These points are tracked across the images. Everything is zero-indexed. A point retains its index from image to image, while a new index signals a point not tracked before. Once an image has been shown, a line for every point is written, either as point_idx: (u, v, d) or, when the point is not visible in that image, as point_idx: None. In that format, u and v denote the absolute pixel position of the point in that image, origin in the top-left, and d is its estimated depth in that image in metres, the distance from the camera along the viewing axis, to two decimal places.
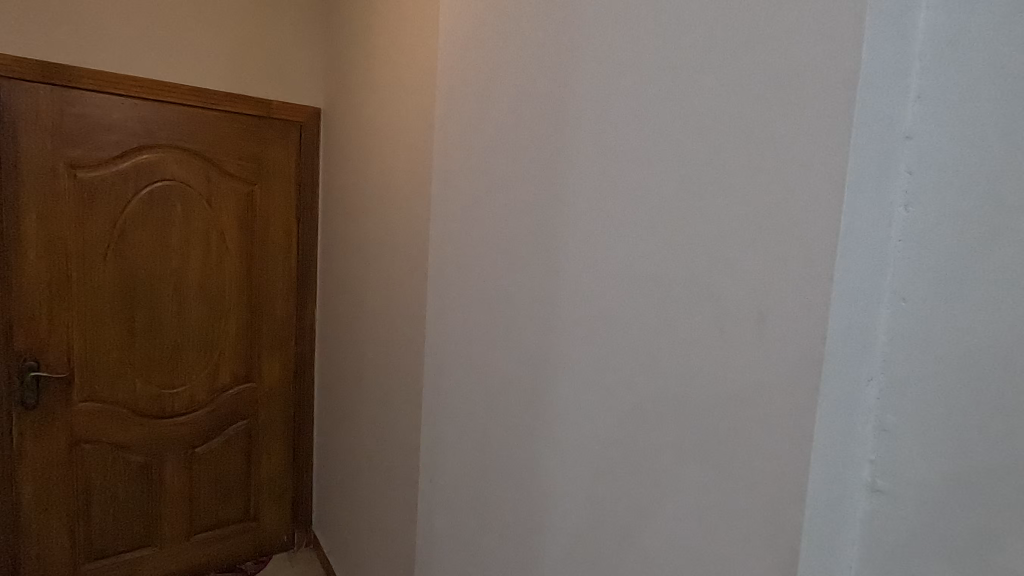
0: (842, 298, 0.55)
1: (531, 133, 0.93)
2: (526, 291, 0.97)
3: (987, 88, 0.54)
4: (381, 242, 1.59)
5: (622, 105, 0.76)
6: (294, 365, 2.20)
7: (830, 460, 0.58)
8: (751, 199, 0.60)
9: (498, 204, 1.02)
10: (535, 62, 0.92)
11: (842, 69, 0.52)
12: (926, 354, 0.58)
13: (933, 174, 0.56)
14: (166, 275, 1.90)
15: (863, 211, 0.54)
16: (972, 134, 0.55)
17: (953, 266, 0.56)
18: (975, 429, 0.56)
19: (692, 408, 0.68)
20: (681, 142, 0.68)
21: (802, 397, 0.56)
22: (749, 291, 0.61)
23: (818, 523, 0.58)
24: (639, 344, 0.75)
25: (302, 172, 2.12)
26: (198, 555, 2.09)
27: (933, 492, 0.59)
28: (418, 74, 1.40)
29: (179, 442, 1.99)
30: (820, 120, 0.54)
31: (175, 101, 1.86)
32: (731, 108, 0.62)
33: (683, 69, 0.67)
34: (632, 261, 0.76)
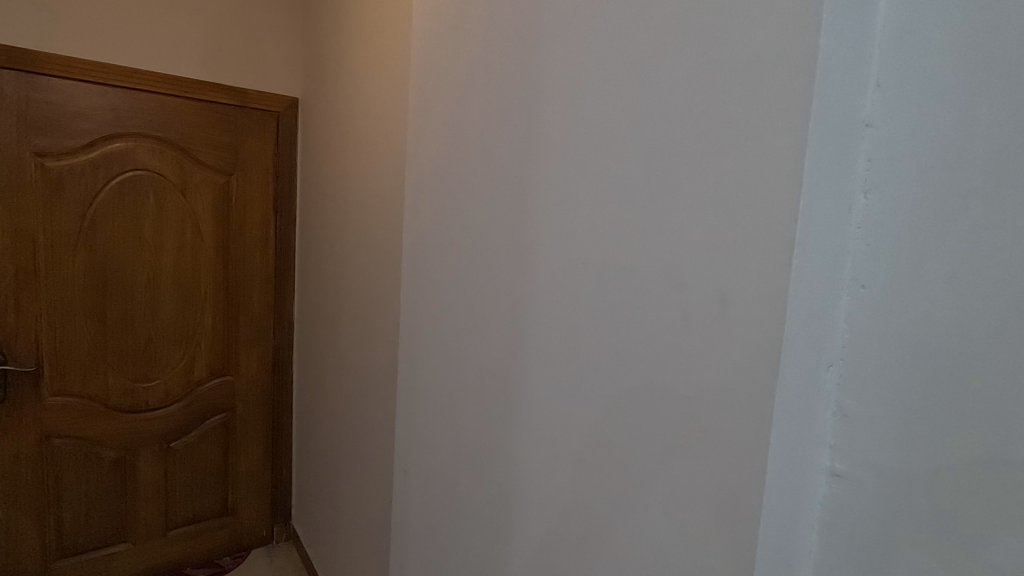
0: (798, 302, 0.48)
1: (467, 131, 0.89)
2: (457, 294, 0.92)
3: (958, 61, 0.47)
4: (356, 235, 1.57)
5: (560, 95, 0.70)
6: (273, 358, 2.21)
7: (785, 485, 0.52)
8: (694, 189, 0.54)
9: (434, 205, 0.98)
10: (475, 50, 0.86)
11: (797, 50, 0.46)
12: (885, 349, 0.53)
13: (896, 161, 0.51)
14: (139, 268, 1.87)
15: (821, 198, 0.48)
16: (936, 113, 0.49)
17: (917, 252, 0.50)
18: (938, 432, 0.50)
19: (633, 412, 0.61)
20: (626, 132, 0.61)
21: (752, 405, 0.50)
22: (696, 297, 0.54)
23: (771, 544, 0.51)
24: (579, 356, 0.68)
25: (279, 162, 2.08)
26: (172, 551, 2.10)
27: (893, 499, 0.53)
28: (386, 67, 1.36)
29: (154, 436, 1.99)
30: (773, 109, 0.47)
31: (144, 87, 1.80)
32: (678, 94, 0.55)
33: (630, 53, 0.60)
34: (569, 263, 0.69)
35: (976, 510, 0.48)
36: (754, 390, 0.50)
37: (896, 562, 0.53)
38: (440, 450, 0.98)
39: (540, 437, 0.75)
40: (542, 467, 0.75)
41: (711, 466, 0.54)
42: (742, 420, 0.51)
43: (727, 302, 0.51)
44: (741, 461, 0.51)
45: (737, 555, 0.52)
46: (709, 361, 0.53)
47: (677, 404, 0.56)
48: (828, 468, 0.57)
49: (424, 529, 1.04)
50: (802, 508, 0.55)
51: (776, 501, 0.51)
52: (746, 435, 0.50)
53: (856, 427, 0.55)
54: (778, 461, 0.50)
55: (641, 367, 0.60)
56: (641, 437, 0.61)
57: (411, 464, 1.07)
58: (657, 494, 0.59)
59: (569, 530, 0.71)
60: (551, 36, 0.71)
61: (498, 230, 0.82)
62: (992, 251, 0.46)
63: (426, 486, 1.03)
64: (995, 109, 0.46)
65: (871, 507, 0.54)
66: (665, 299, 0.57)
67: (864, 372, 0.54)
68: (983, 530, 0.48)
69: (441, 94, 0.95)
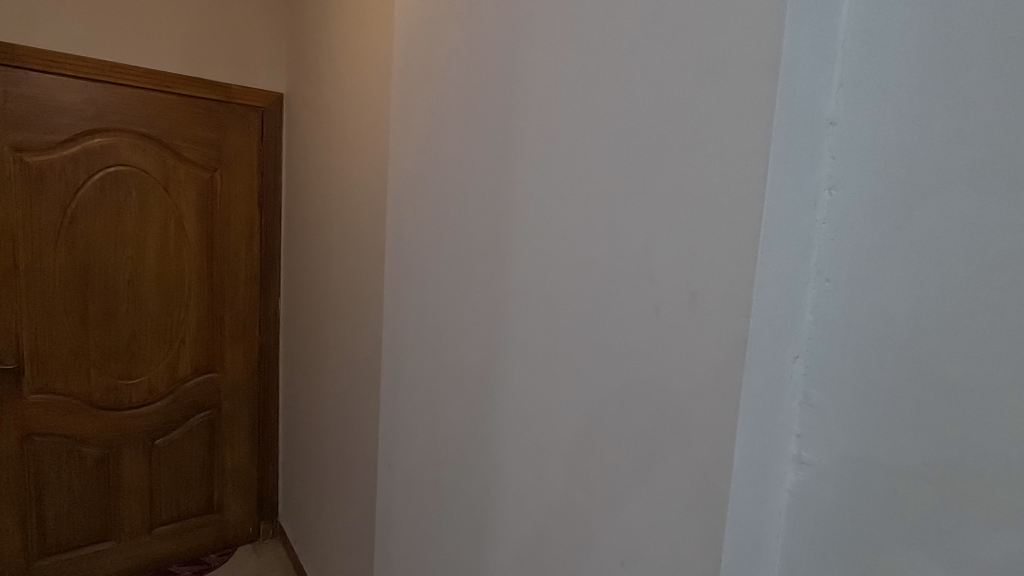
0: (764, 294, 0.49)
1: (449, 127, 0.89)
2: (438, 289, 0.93)
3: (916, 63, 0.49)
4: (340, 231, 1.57)
5: (538, 92, 0.71)
6: (259, 354, 2.20)
7: (752, 473, 0.53)
8: (667, 186, 0.55)
9: (416, 199, 0.98)
10: (456, 47, 0.87)
11: (763, 51, 0.47)
12: (848, 341, 0.54)
13: (858, 159, 0.53)
14: (122, 264, 1.85)
15: (786, 195, 0.49)
16: (896, 113, 0.50)
17: (877, 247, 0.52)
18: (899, 420, 0.52)
19: (608, 404, 0.63)
20: (601, 129, 0.62)
21: (720, 396, 0.51)
22: (667, 292, 0.55)
23: (739, 531, 0.53)
24: (556, 350, 0.70)
25: (264, 158, 2.07)
26: (157, 549, 2.09)
27: (856, 485, 0.55)
28: (369, 62, 1.36)
29: (138, 434, 1.98)
30: (740, 106, 0.49)
31: (125, 82, 1.78)
32: (649, 94, 0.57)
33: (604, 50, 0.62)
34: (546, 258, 0.70)
35: (933, 494, 0.50)
36: (721, 380, 0.51)
37: (860, 547, 0.54)
38: (423, 443, 0.99)
39: (520, 429, 0.76)
40: (521, 458, 0.76)
41: (680, 455, 0.55)
42: (711, 411, 0.52)
43: (696, 295, 0.53)
44: (709, 449, 0.52)
45: (705, 541, 0.53)
46: (679, 354, 0.55)
47: (650, 396, 0.58)
48: (795, 456, 0.59)
49: (408, 522, 1.05)
50: (769, 495, 0.57)
51: (743, 489, 0.52)
52: (714, 425, 0.52)
53: (821, 416, 0.57)
54: (745, 451, 0.51)
55: (615, 359, 0.62)
56: (616, 428, 0.62)
57: (395, 459, 1.08)
58: (631, 483, 0.61)
59: (548, 520, 0.73)
60: (528, 33, 0.72)
61: (477, 226, 0.83)
62: (947, 245, 0.48)
63: (410, 480, 1.04)
64: (949, 108, 0.48)
65: (837, 494, 0.56)
66: (638, 294, 0.59)
67: (829, 362, 0.56)
68: (941, 514, 0.49)
69: (423, 90, 0.95)
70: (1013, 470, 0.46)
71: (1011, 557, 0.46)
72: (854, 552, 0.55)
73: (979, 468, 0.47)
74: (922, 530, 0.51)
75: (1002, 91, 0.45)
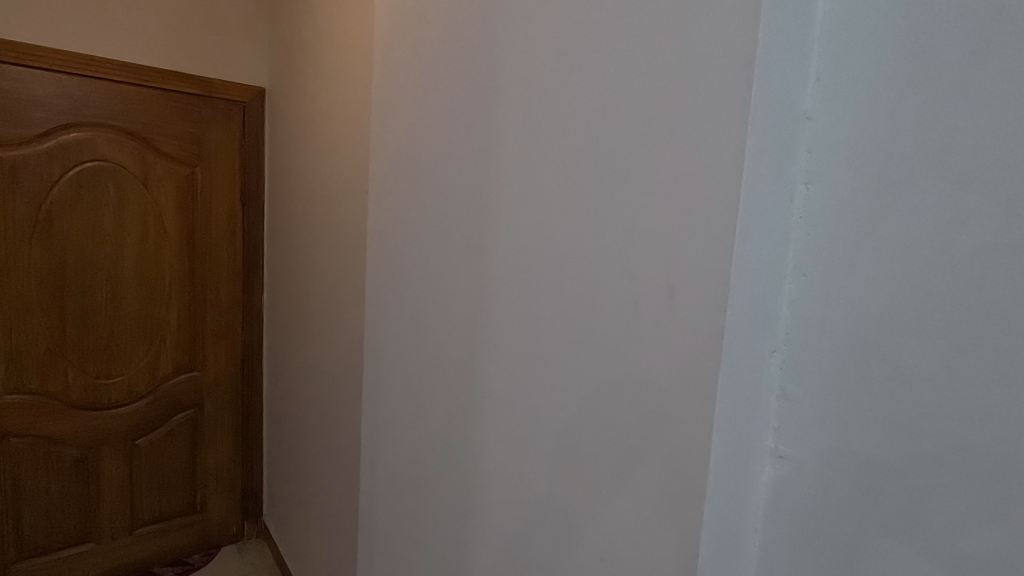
0: (740, 290, 0.49)
1: (430, 121, 0.88)
2: (420, 286, 0.92)
3: (890, 60, 0.49)
4: (323, 228, 1.55)
5: (518, 87, 0.70)
6: (242, 352, 2.17)
7: (730, 467, 0.53)
8: (645, 182, 0.55)
9: (397, 194, 0.97)
10: (437, 41, 0.86)
11: (739, 47, 0.47)
12: (823, 336, 0.55)
13: (834, 154, 0.53)
14: (100, 261, 1.82)
15: (762, 191, 0.49)
16: (871, 109, 0.51)
17: (852, 242, 0.52)
18: (874, 414, 0.52)
19: (588, 401, 0.63)
20: (581, 123, 0.62)
21: (697, 392, 0.51)
22: (646, 288, 0.55)
23: (716, 526, 0.53)
24: (535, 345, 0.69)
25: (246, 153, 2.04)
26: (140, 550, 2.07)
27: (833, 478, 0.55)
28: (351, 56, 1.33)
29: (118, 434, 1.94)
30: (717, 100, 0.48)
31: (102, 76, 1.74)
32: (628, 89, 0.56)
33: (583, 43, 0.61)
34: (526, 254, 0.70)
35: (906, 487, 0.50)
36: (697, 376, 0.51)
37: (837, 541, 0.55)
38: (406, 441, 0.98)
39: (501, 426, 0.76)
40: (503, 454, 0.76)
41: (659, 452, 0.55)
42: (689, 408, 0.52)
43: (674, 291, 0.53)
44: (687, 444, 0.52)
45: (682, 537, 0.53)
46: (657, 349, 0.55)
47: (629, 393, 0.58)
48: (772, 450, 0.59)
49: (391, 521, 1.04)
50: (747, 489, 0.57)
51: (720, 485, 0.52)
52: (692, 421, 0.52)
53: (797, 410, 0.57)
54: (722, 446, 0.51)
55: (595, 355, 0.61)
56: (595, 424, 0.62)
57: (378, 457, 1.07)
58: (611, 479, 0.61)
59: (529, 518, 0.72)
60: (510, 25, 0.71)
61: (459, 222, 0.83)
62: (922, 240, 0.48)
63: (393, 478, 1.03)
64: (923, 103, 0.48)
65: (813, 487, 0.56)
66: (616, 289, 0.58)
67: (804, 357, 0.56)
68: (914, 506, 0.50)
69: (404, 84, 0.94)
70: (986, 464, 0.46)
71: (986, 550, 0.47)
72: (831, 544, 0.55)
73: (955, 461, 0.48)
74: (898, 524, 0.51)
75: (976, 86, 0.45)
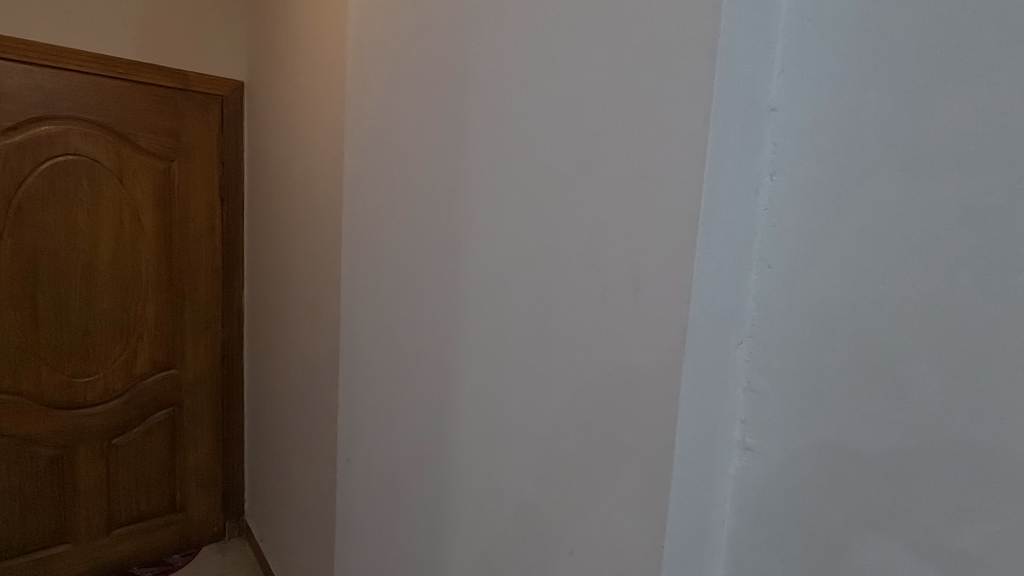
0: (705, 281, 0.49)
1: (402, 116, 0.87)
2: (394, 281, 0.91)
3: (851, 52, 0.50)
4: (302, 224, 1.53)
5: (488, 79, 0.70)
6: (222, 350, 2.14)
7: (696, 459, 0.53)
8: (611, 174, 0.55)
9: (371, 189, 0.96)
10: (410, 33, 0.85)
11: (701, 37, 0.46)
12: (788, 327, 0.55)
13: (798, 146, 0.53)
14: (74, 257, 1.78)
15: (725, 182, 0.49)
16: (835, 100, 0.51)
17: (816, 232, 0.53)
18: (838, 404, 0.52)
19: (557, 394, 0.62)
20: (550, 114, 0.61)
21: (662, 383, 0.51)
22: (612, 280, 0.55)
23: (682, 518, 0.53)
24: (506, 338, 0.69)
25: (224, 147, 2.01)
26: (117, 550, 2.04)
27: (800, 470, 0.55)
28: (328, 49, 1.32)
29: (94, 433, 1.91)
30: (680, 91, 0.48)
31: (75, 68, 1.71)
32: (594, 80, 0.56)
33: (553, 33, 0.60)
34: (497, 246, 0.70)
35: (874, 477, 0.50)
36: (662, 367, 0.51)
37: (805, 531, 0.55)
38: (381, 437, 0.97)
39: (473, 420, 0.76)
40: (475, 448, 0.76)
41: (626, 444, 0.55)
42: (655, 399, 0.52)
43: (640, 283, 0.52)
44: (653, 436, 0.52)
45: (648, 528, 0.53)
46: (625, 341, 0.54)
47: (597, 386, 0.58)
48: (739, 442, 0.59)
49: (368, 517, 1.03)
50: (714, 480, 0.57)
51: (686, 476, 0.52)
52: (658, 412, 0.52)
53: (762, 401, 0.57)
54: (687, 437, 0.51)
55: (564, 348, 0.61)
56: (564, 417, 0.62)
57: (355, 454, 1.06)
58: (579, 471, 0.60)
59: (501, 512, 0.72)
60: (481, 18, 0.71)
61: (432, 216, 0.82)
62: (883, 231, 0.49)
63: (368, 475, 1.02)
64: (883, 95, 0.48)
65: (779, 477, 0.57)
66: (584, 281, 0.58)
67: (769, 348, 0.56)
68: (883, 496, 0.50)
69: (376, 78, 0.93)
70: (954, 453, 0.46)
71: (965, 543, 0.46)
72: (799, 535, 0.55)
73: (916, 450, 0.48)
74: (868, 515, 0.51)
75: (936, 78, 0.45)
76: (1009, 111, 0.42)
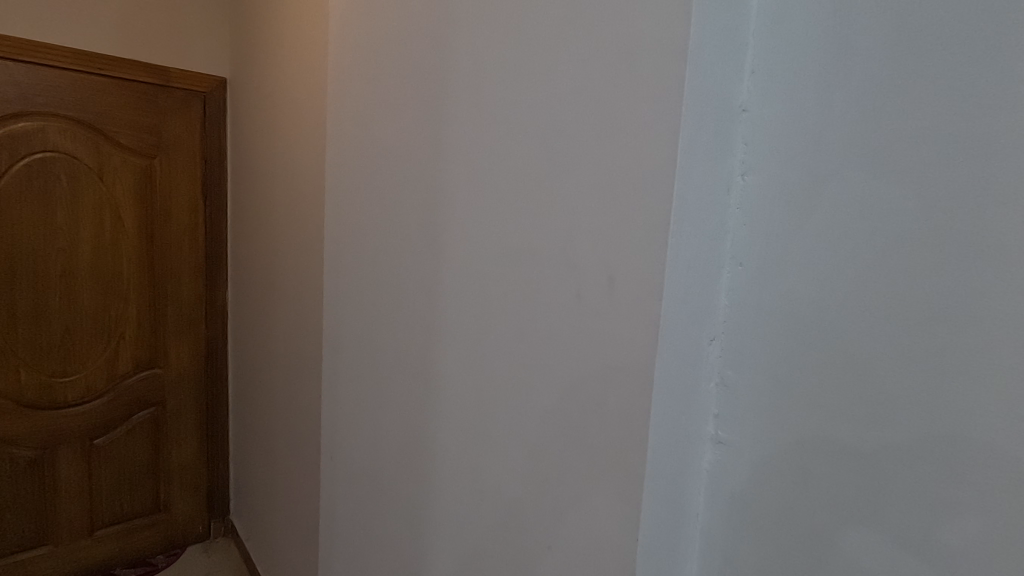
0: (677, 279, 0.50)
1: (384, 115, 0.87)
2: (376, 280, 0.92)
3: (818, 56, 0.51)
4: (285, 222, 1.52)
5: (468, 79, 0.70)
6: (206, 349, 2.12)
7: (669, 454, 0.55)
8: (585, 175, 0.55)
9: (353, 188, 0.96)
10: (391, 32, 0.85)
11: (671, 40, 0.47)
12: (758, 325, 0.56)
13: (767, 147, 0.54)
14: (53, 256, 1.76)
15: (696, 182, 0.50)
16: (804, 102, 0.52)
17: (785, 232, 0.54)
18: (808, 399, 0.54)
19: (535, 391, 0.63)
20: (528, 115, 0.62)
21: (636, 380, 0.52)
22: (587, 278, 0.56)
23: (656, 511, 0.54)
24: (485, 335, 0.70)
25: (207, 145, 1.99)
26: (100, 552, 2.02)
27: (774, 464, 0.56)
28: (310, 46, 1.31)
29: (75, 434, 1.89)
30: (652, 93, 0.49)
31: (52, 63, 1.68)
32: (570, 83, 0.57)
33: (530, 34, 0.61)
34: (477, 245, 0.70)
35: (849, 472, 0.52)
36: (636, 364, 0.52)
37: (779, 524, 0.56)
38: (364, 436, 0.97)
39: (454, 416, 0.76)
40: (456, 444, 0.76)
41: (602, 440, 0.56)
42: (628, 395, 0.53)
43: (614, 280, 0.53)
44: (628, 432, 0.53)
45: (623, 521, 0.54)
46: (601, 338, 0.55)
47: (574, 384, 0.58)
48: (712, 436, 0.60)
49: (351, 515, 1.03)
50: (687, 474, 0.58)
51: (660, 470, 0.54)
52: (631, 408, 0.53)
53: (734, 396, 0.59)
54: (660, 433, 0.53)
55: (542, 346, 0.62)
56: (542, 413, 0.62)
57: (339, 453, 1.06)
58: (556, 466, 0.61)
59: (481, 507, 0.73)
60: (461, 19, 0.71)
61: (413, 216, 0.82)
62: (849, 230, 0.50)
63: (352, 474, 1.02)
64: (849, 98, 0.49)
65: (751, 471, 0.58)
66: (560, 280, 0.59)
67: (741, 345, 0.58)
68: (857, 489, 0.51)
69: (358, 77, 0.93)
70: (926, 447, 0.47)
71: (951, 538, 0.47)
72: (774, 528, 0.57)
73: (884, 443, 0.49)
74: (843, 509, 0.52)
75: (899, 80, 0.47)
76: (967, 113, 0.43)
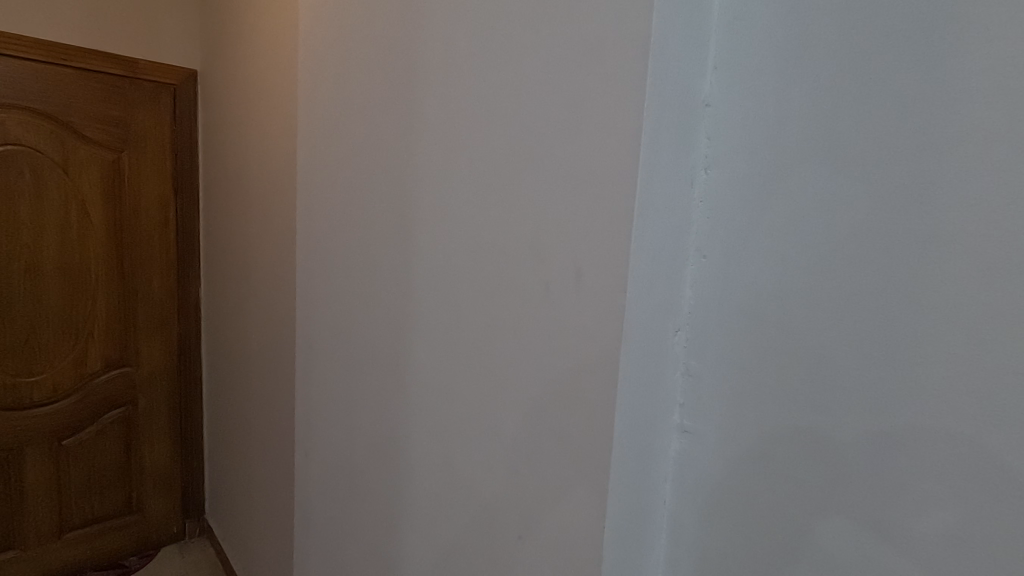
0: (641, 272, 0.51)
1: (356, 108, 0.87)
2: (348, 274, 0.91)
3: (777, 53, 0.52)
4: (257, 218, 1.49)
5: (439, 71, 0.70)
6: (178, 347, 2.08)
7: (635, 443, 0.56)
8: (553, 169, 0.56)
9: (325, 182, 0.95)
10: (362, 25, 0.84)
11: (634, 35, 0.48)
12: (722, 316, 0.58)
13: (730, 141, 0.55)
14: (15, 254, 1.71)
15: (660, 176, 0.51)
16: (764, 98, 0.53)
17: (746, 224, 0.55)
18: (770, 388, 0.55)
19: (506, 383, 0.64)
20: (496, 109, 0.62)
21: (603, 371, 0.53)
22: (555, 271, 0.57)
23: (623, 500, 0.55)
24: (456, 328, 0.70)
25: (178, 138, 1.95)
26: (69, 554, 1.98)
27: (741, 453, 0.58)
28: (281, 38, 1.28)
29: (42, 435, 1.84)
30: (615, 88, 0.50)
31: (12, 52, 1.62)
32: (537, 77, 0.57)
33: (498, 29, 0.61)
34: (448, 239, 0.70)
35: (813, 458, 0.53)
36: (603, 355, 0.53)
37: (747, 512, 0.58)
38: (338, 432, 0.97)
39: (425, 410, 0.77)
40: (428, 437, 0.77)
41: (571, 430, 0.57)
42: (595, 385, 0.54)
43: (581, 273, 0.54)
44: (595, 421, 0.54)
45: (591, 510, 0.55)
46: (569, 330, 0.56)
47: (543, 376, 0.59)
48: (678, 425, 0.62)
49: (325, 511, 1.03)
50: (654, 462, 0.60)
51: (627, 460, 0.55)
52: (598, 399, 0.54)
53: (699, 386, 0.60)
54: (625, 423, 0.54)
55: (512, 339, 0.62)
56: (512, 405, 0.63)
57: (313, 449, 1.05)
58: (526, 457, 0.62)
59: (455, 500, 0.73)
60: (431, 12, 0.71)
61: (385, 210, 0.82)
62: (807, 225, 0.52)
63: (326, 469, 1.02)
64: (807, 95, 0.51)
65: (716, 459, 0.59)
66: (529, 272, 0.60)
67: (705, 336, 0.59)
68: (820, 475, 0.53)
69: (328, 69, 0.92)
70: (886, 434, 0.49)
71: (915, 523, 0.48)
72: (741, 515, 0.58)
73: (845, 430, 0.51)
74: (807, 495, 0.54)
75: (854, 78, 0.48)
76: (916, 108, 0.45)
